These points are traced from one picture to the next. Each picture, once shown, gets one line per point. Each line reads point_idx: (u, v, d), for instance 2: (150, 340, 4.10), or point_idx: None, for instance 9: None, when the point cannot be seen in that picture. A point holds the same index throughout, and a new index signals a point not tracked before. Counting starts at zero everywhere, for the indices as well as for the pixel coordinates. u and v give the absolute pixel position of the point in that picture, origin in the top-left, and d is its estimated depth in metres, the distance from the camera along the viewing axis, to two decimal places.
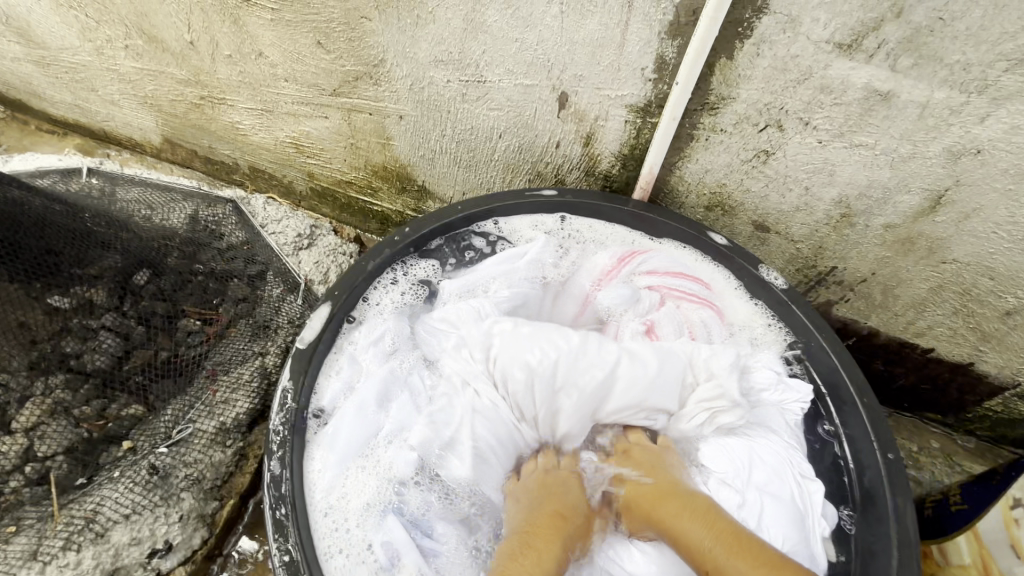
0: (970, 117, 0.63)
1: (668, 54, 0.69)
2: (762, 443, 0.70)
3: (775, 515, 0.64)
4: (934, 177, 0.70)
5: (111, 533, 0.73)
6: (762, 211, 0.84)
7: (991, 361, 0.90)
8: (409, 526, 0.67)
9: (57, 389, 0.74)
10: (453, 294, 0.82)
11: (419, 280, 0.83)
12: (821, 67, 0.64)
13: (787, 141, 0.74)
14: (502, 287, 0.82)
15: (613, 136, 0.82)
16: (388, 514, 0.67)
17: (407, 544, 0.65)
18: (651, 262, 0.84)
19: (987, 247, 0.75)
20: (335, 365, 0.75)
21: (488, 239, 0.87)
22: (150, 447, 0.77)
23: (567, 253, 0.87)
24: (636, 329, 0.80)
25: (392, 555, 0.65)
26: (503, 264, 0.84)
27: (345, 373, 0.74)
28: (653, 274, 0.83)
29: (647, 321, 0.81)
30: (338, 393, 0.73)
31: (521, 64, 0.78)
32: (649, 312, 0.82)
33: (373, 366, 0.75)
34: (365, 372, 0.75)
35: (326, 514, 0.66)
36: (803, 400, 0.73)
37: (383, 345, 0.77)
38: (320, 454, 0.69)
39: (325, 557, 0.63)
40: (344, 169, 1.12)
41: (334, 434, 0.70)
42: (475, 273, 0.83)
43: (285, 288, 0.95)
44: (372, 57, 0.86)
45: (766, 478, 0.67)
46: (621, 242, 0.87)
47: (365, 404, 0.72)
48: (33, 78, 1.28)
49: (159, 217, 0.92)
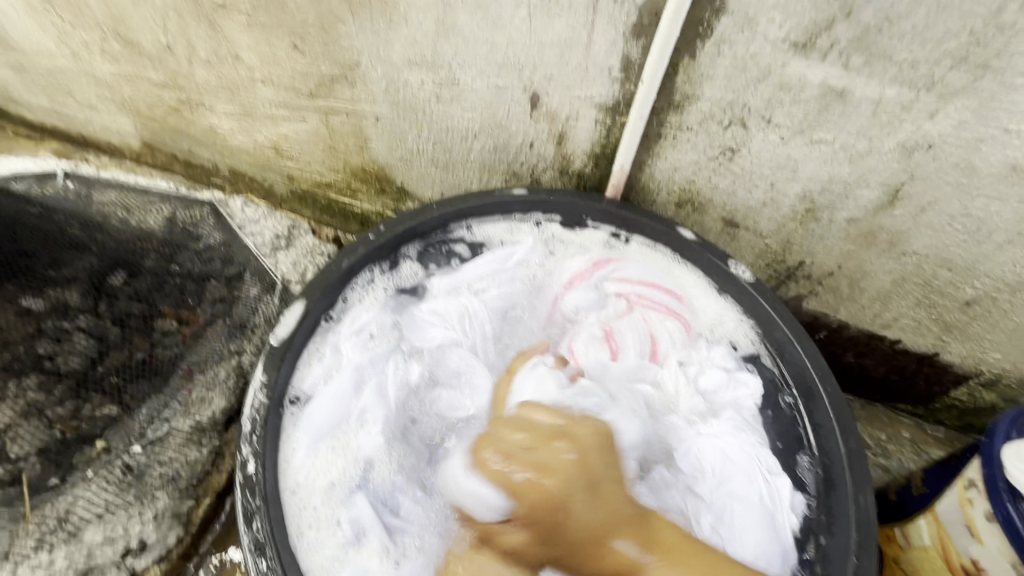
0: (921, 113, 0.66)
1: (633, 54, 0.71)
2: (730, 441, 0.72)
3: (745, 521, 0.68)
4: (890, 171, 0.73)
5: (83, 532, 0.72)
6: (730, 208, 0.87)
7: (954, 351, 0.93)
8: (376, 503, 0.69)
9: (31, 390, 0.77)
10: (442, 291, 0.84)
11: (403, 278, 0.84)
12: (779, 66, 0.67)
13: (750, 138, 0.76)
14: (490, 286, 0.85)
15: (584, 136, 0.84)
16: (355, 492, 0.69)
17: (372, 520, 0.67)
18: (624, 269, 0.85)
19: (944, 239, 0.78)
20: (317, 354, 0.76)
21: (469, 244, 0.87)
22: (124, 447, 0.77)
23: (553, 253, 0.88)
24: (594, 333, 0.82)
25: (358, 531, 0.67)
26: (491, 264, 0.86)
27: (326, 361, 0.76)
28: (624, 281, 0.84)
29: (606, 327, 0.82)
30: (318, 378, 0.75)
31: (493, 65, 0.80)
32: (612, 319, 0.84)
33: (354, 355, 0.77)
34: (345, 362, 0.76)
35: (295, 494, 0.68)
36: (755, 395, 0.76)
37: (365, 335, 0.79)
38: (296, 438, 0.71)
39: (297, 535, 0.65)
40: (323, 172, 1.13)
41: (309, 419, 0.72)
42: (462, 273, 0.85)
43: (262, 288, 0.90)
44: (347, 60, 0.88)
45: (739, 482, 0.70)
46: (601, 246, 0.87)
47: (341, 392, 0.74)
48: (9, 83, 1.27)
49: (135, 219, 0.89)
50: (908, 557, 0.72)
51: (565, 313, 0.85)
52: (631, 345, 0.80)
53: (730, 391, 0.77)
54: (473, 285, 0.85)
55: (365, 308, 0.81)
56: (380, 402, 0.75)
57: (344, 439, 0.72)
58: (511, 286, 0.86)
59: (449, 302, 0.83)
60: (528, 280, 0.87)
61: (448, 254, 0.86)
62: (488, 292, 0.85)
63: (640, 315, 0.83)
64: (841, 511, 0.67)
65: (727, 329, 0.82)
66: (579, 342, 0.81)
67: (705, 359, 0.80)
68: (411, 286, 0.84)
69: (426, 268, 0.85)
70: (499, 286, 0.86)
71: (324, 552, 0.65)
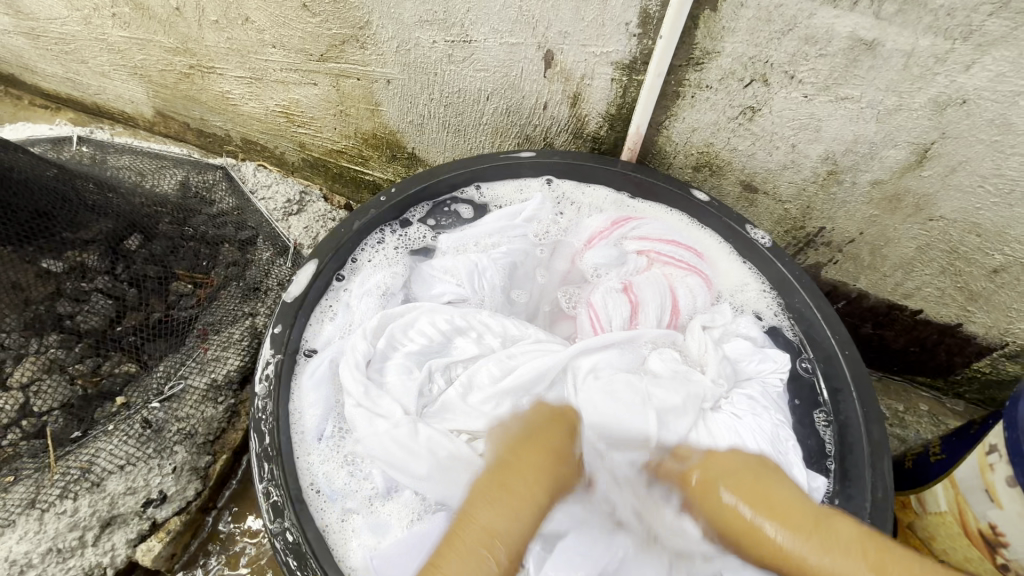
0: (956, 65, 0.62)
1: (651, 8, 0.68)
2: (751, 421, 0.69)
3: None
4: (919, 129, 0.70)
5: (106, 482, 0.74)
6: (750, 171, 0.84)
7: (979, 321, 0.90)
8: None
9: (52, 347, 0.76)
10: (451, 251, 0.84)
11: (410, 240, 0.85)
12: (805, 17, 0.64)
13: (772, 96, 0.73)
14: (500, 243, 0.84)
15: (599, 96, 0.82)
16: None
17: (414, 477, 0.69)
18: (643, 227, 0.84)
19: (973, 202, 0.75)
20: (327, 317, 0.77)
21: (474, 206, 0.88)
22: (143, 403, 0.80)
23: (563, 214, 0.89)
24: (613, 288, 0.81)
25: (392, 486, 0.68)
26: (501, 222, 0.86)
27: (338, 319, 0.77)
28: (643, 238, 0.83)
29: (625, 281, 0.82)
30: (334, 340, 0.75)
31: (506, 22, 0.77)
32: (633, 275, 0.83)
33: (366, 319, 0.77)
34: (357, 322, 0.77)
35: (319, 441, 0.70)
36: (781, 370, 0.74)
37: (375, 298, 0.78)
38: (308, 392, 0.71)
39: (313, 491, 0.66)
40: (335, 138, 1.12)
41: (318, 376, 0.72)
42: (473, 229, 0.85)
43: (274, 252, 0.97)
44: (358, 19, 0.86)
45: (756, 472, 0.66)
46: (614, 206, 0.88)
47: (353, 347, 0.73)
48: (23, 51, 1.27)
49: (150, 182, 0.94)
50: (922, 522, 0.72)
51: (583, 270, 0.85)
52: (650, 300, 0.79)
53: (757, 363, 0.75)
54: (483, 242, 0.85)
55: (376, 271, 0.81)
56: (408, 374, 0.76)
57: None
58: (522, 243, 0.85)
59: (459, 261, 0.81)
60: (541, 237, 0.87)
61: (455, 218, 0.87)
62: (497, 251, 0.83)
63: (660, 271, 0.82)
64: (856, 475, 0.67)
65: (745, 296, 0.82)
66: (600, 296, 0.80)
67: (732, 326, 0.79)
68: (420, 249, 0.86)
69: (432, 229, 0.86)
70: (510, 242, 0.85)
71: (344, 505, 0.67)
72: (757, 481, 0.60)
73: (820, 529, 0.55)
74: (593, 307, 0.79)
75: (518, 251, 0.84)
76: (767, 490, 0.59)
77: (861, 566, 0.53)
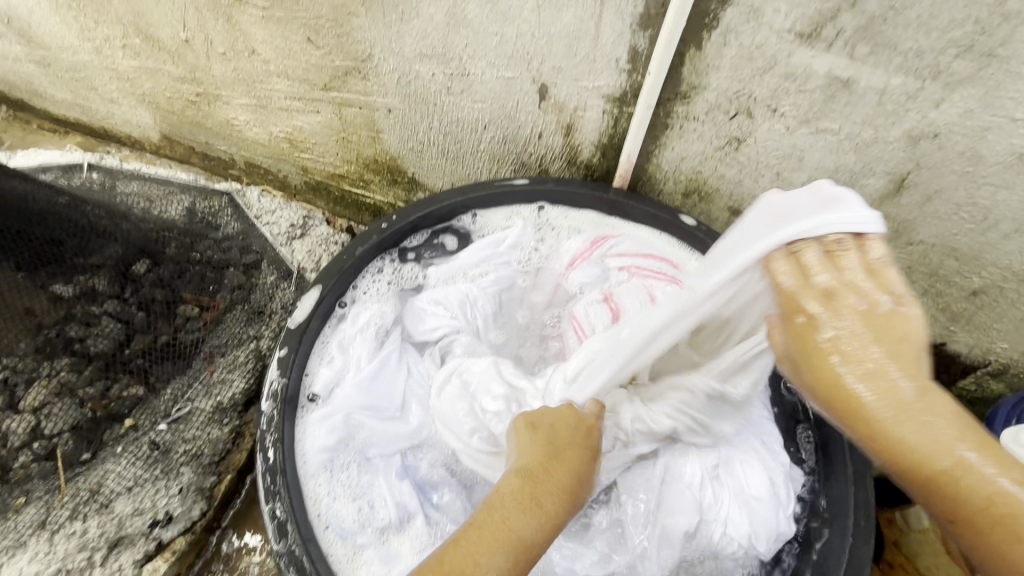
0: (926, 101, 0.66)
1: (640, 46, 0.72)
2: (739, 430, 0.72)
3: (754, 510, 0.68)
4: (896, 160, 0.73)
5: (114, 503, 0.77)
6: (737, 197, 0.88)
7: (962, 341, 0.93)
8: (419, 493, 0.73)
9: (62, 370, 0.79)
10: (439, 282, 0.87)
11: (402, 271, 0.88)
12: (785, 56, 0.67)
13: (756, 128, 0.77)
14: (487, 272, 0.88)
15: (591, 126, 0.86)
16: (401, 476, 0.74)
17: (417, 508, 0.71)
18: (619, 245, 0.87)
19: (950, 228, 0.78)
20: (325, 357, 0.79)
21: (461, 233, 0.91)
22: (150, 424, 0.81)
23: (544, 239, 0.92)
24: (595, 299, 0.83)
25: (403, 517, 0.71)
26: (484, 251, 0.88)
27: (335, 362, 0.78)
28: (623, 255, 0.86)
29: (607, 293, 0.83)
30: (330, 379, 0.77)
31: (502, 57, 0.81)
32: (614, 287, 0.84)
33: (361, 354, 0.79)
34: (355, 363, 0.78)
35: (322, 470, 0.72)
36: None
37: (370, 334, 0.80)
38: (310, 427, 0.74)
39: (322, 527, 0.69)
40: (337, 163, 1.15)
41: (326, 416, 0.74)
42: (455, 262, 0.88)
43: (278, 275, 0.99)
44: (360, 53, 0.89)
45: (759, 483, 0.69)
46: (594, 227, 0.91)
47: (358, 392, 0.76)
48: (34, 78, 1.31)
49: (158, 209, 0.97)
50: (903, 538, 0.79)
51: (569, 289, 0.87)
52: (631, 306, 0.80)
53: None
54: (470, 273, 0.88)
55: (367, 306, 0.82)
56: (416, 402, 0.78)
57: (366, 442, 0.75)
58: (508, 270, 0.89)
59: (450, 290, 0.85)
60: (524, 263, 0.91)
61: (441, 250, 0.90)
62: (485, 278, 0.87)
63: (641, 283, 0.82)
64: (841, 493, 0.70)
65: None
66: (582, 308, 0.82)
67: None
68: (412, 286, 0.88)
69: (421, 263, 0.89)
70: (497, 271, 0.88)
71: (356, 540, 0.69)
72: (888, 325, 0.44)
73: (928, 395, 0.41)
74: (576, 320, 0.82)
75: (505, 278, 0.88)
76: (883, 344, 0.43)
77: (963, 445, 0.39)
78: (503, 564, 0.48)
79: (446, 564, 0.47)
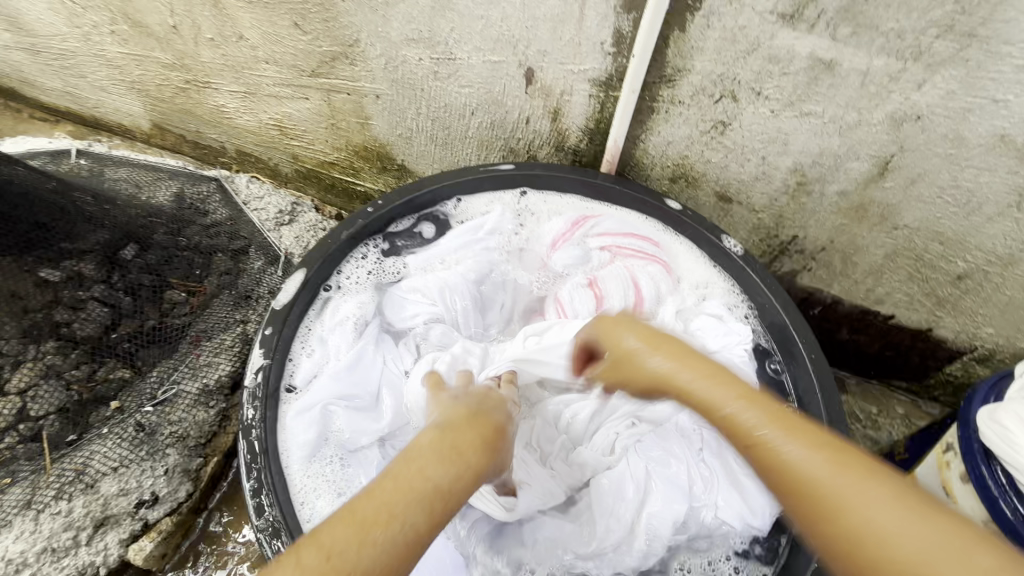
0: (909, 83, 0.66)
1: (625, 28, 0.72)
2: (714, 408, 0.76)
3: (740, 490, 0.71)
4: (880, 143, 0.74)
5: (100, 484, 0.77)
6: (723, 182, 0.88)
7: (948, 326, 0.94)
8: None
9: (49, 354, 0.78)
10: (418, 270, 0.88)
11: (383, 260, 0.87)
12: (768, 38, 0.67)
13: (741, 111, 0.77)
14: (467, 258, 0.89)
15: (578, 111, 0.86)
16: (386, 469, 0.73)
17: None
18: (601, 224, 0.89)
19: (934, 212, 0.78)
20: (306, 348, 0.78)
21: (438, 222, 0.91)
22: (137, 407, 0.82)
23: (524, 224, 0.93)
24: (580, 283, 0.87)
25: None
26: (464, 237, 0.89)
27: (316, 354, 0.78)
28: (605, 235, 0.89)
29: (591, 277, 0.88)
30: (311, 372, 0.77)
31: (488, 41, 0.81)
32: (598, 269, 0.89)
33: (342, 345, 0.79)
34: (335, 354, 0.79)
35: (308, 461, 0.71)
36: (745, 342, 0.79)
37: (349, 324, 0.81)
38: (293, 415, 0.73)
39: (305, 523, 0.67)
40: (327, 150, 1.15)
41: (305, 408, 0.73)
42: (434, 249, 0.88)
43: (265, 261, 1.00)
44: (347, 38, 0.89)
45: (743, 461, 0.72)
46: (576, 209, 0.92)
47: (335, 381, 0.76)
48: (24, 66, 1.31)
49: (145, 194, 0.97)
50: None
51: (553, 268, 0.90)
52: (613, 293, 0.85)
53: (722, 338, 0.80)
54: (448, 260, 0.89)
55: (346, 297, 0.83)
56: (389, 391, 0.78)
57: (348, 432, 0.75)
58: (487, 256, 0.90)
59: (429, 279, 0.86)
60: (505, 248, 0.91)
61: (416, 238, 0.89)
62: (464, 265, 0.88)
63: (622, 264, 0.88)
64: None
65: (713, 293, 0.86)
66: (567, 290, 0.87)
67: (695, 309, 0.85)
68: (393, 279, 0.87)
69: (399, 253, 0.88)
70: (475, 257, 0.89)
71: None
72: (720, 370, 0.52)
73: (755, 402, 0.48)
74: (559, 300, 0.86)
75: (484, 263, 0.89)
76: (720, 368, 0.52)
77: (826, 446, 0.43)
78: (420, 519, 0.45)
79: (357, 510, 0.44)
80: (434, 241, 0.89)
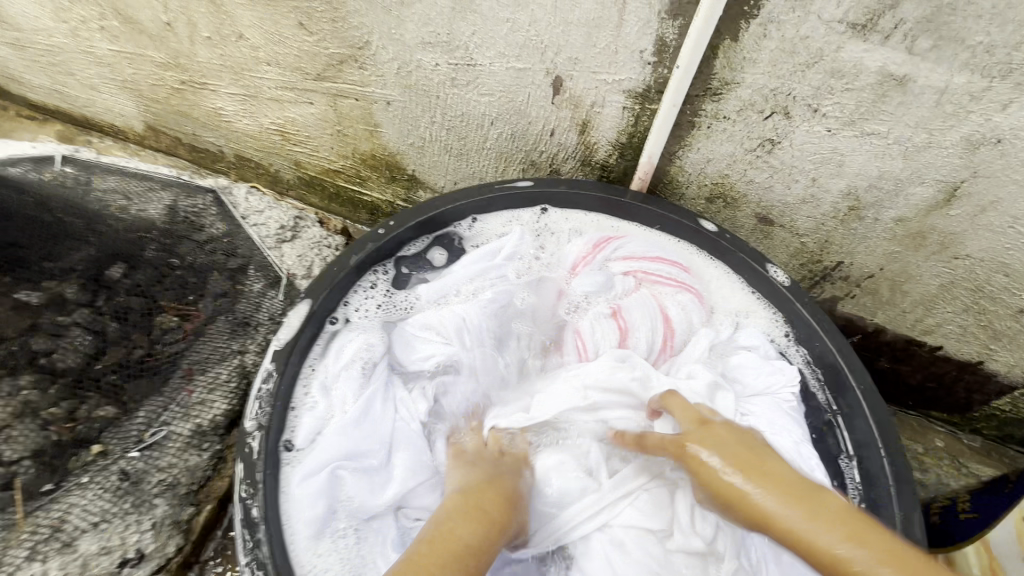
0: (992, 103, 0.58)
1: (668, 36, 0.64)
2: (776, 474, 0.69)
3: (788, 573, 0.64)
4: (949, 167, 0.66)
5: (78, 541, 0.70)
6: (765, 204, 0.81)
7: (1001, 360, 0.87)
8: None
9: (25, 389, 0.70)
10: (430, 302, 0.80)
11: (393, 289, 0.80)
12: (833, 49, 0.60)
13: (794, 129, 0.69)
14: (485, 289, 0.81)
15: (609, 124, 0.78)
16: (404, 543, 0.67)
17: None
18: (626, 247, 0.82)
19: (1003, 242, 0.71)
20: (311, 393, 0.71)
21: (450, 249, 0.84)
22: (122, 452, 0.75)
23: (545, 247, 0.85)
24: (602, 313, 0.79)
25: None
26: (480, 264, 0.82)
27: (320, 405, 0.70)
28: (629, 259, 0.81)
29: (614, 305, 0.79)
30: (314, 428, 0.69)
31: (512, 47, 0.74)
32: (620, 297, 0.80)
33: (346, 393, 0.72)
34: (341, 404, 0.71)
35: (316, 535, 0.64)
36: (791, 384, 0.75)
37: (358, 366, 0.73)
38: (299, 476, 0.66)
39: None
40: (332, 158, 1.08)
41: (310, 471, 0.66)
42: (449, 277, 0.81)
43: (265, 283, 0.92)
44: (356, 39, 0.81)
45: None
46: (597, 229, 0.85)
47: (342, 437, 0.68)
48: (9, 62, 1.23)
49: (136, 208, 0.89)
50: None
51: (572, 299, 0.82)
52: (639, 324, 0.77)
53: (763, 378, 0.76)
54: (464, 289, 0.81)
55: (354, 333, 0.76)
56: (405, 448, 0.71)
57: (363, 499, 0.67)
58: (505, 284, 0.81)
59: (446, 315, 0.77)
60: (525, 273, 0.83)
61: (427, 264, 0.83)
62: (483, 295, 0.81)
63: (650, 291, 0.80)
64: None
65: (751, 320, 0.80)
66: (588, 321, 0.78)
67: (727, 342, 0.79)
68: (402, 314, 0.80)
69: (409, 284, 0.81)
70: (493, 286, 0.81)
71: None
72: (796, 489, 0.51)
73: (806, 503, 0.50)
74: (579, 333, 0.78)
75: (504, 293, 0.80)
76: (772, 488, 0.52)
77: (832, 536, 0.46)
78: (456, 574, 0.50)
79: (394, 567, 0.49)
80: (449, 267, 0.82)
